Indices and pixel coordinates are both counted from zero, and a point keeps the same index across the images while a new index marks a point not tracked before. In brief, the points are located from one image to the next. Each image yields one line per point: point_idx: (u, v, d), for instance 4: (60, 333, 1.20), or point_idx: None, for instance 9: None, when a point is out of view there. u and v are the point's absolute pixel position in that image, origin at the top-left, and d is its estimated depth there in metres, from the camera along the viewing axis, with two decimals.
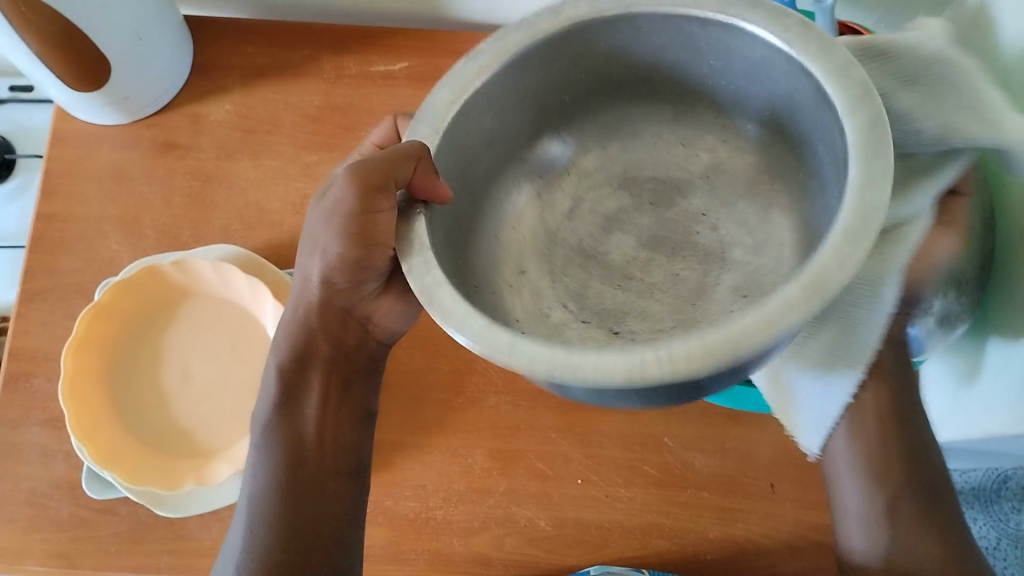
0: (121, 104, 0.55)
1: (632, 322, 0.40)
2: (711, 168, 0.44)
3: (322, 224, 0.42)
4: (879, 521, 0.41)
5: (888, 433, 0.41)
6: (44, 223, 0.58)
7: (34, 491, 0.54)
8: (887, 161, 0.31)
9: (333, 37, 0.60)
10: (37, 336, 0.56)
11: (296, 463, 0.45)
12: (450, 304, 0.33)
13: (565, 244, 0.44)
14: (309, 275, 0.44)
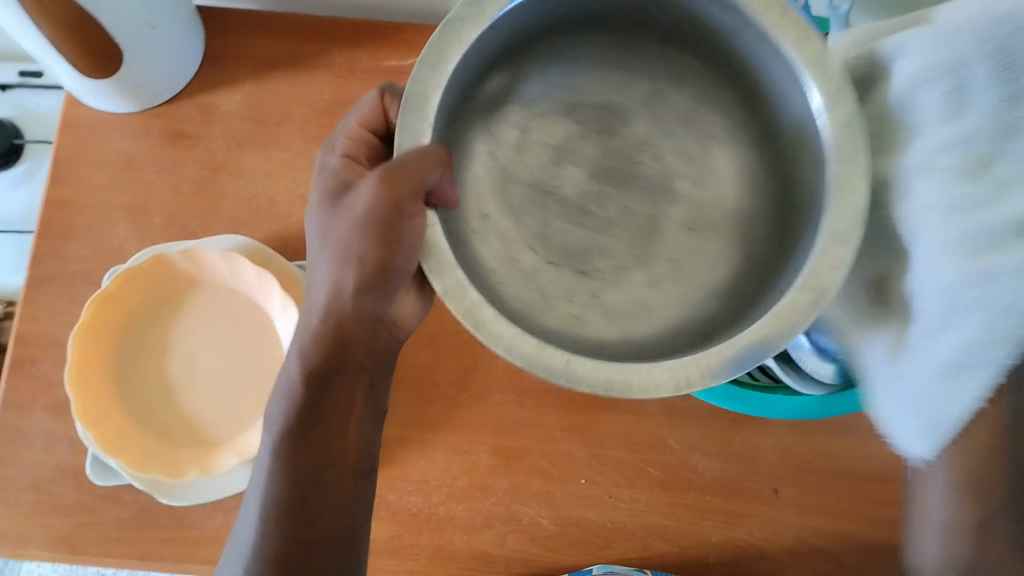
0: (131, 91, 0.55)
1: (599, 263, 0.41)
2: (651, 95, 0.43)
3: (342, 234, 0.41)
4: (965, 534, 0.32)
5: (1010, 461, 0.30)
6: (53, 208, 0.58)
7: (38, 477, 0.54)
8: (861, 160, 0.34)
9: (346, 30, 0.59)
10: (44, 322, 0.56)
11: (312, 464, 0.43)
12: (497, 326, 0.34)
13: (518, 179, 0.42)
14: (335, 281, 0.42)
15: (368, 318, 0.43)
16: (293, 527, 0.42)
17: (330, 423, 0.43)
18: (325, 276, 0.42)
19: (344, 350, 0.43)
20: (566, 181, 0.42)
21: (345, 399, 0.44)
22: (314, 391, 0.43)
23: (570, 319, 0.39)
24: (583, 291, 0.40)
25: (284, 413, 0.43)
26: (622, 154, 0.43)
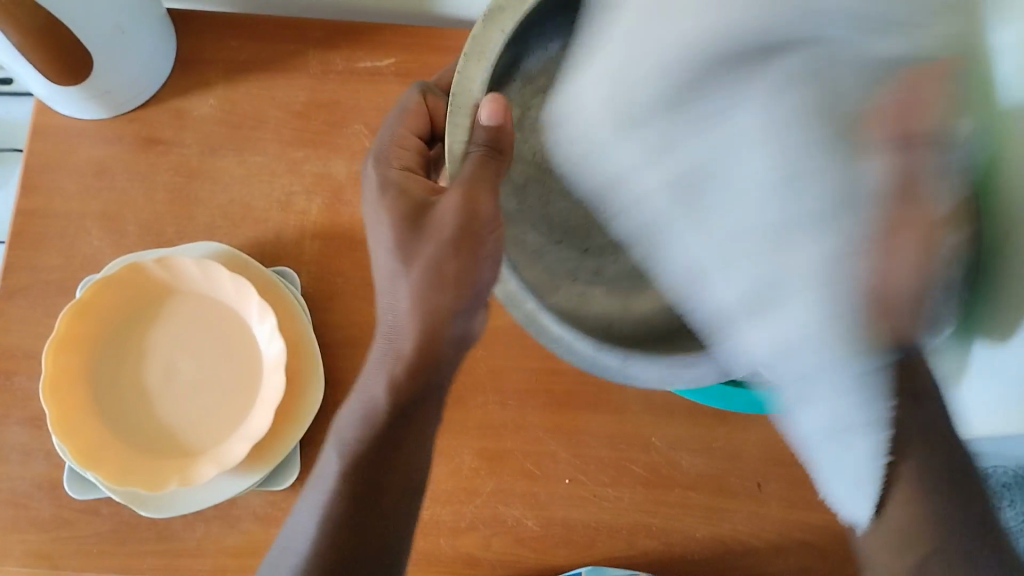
0: (102, 98, 0.55)
1: (596, 235, 0.50)
2: None
3: (417, 250, 0.42)
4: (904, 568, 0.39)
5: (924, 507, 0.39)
6: (23, 218, 0.57)
7: (15, 492, 0.53)
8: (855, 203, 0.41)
9: (320, 32, 0.59)
10: (17, 334, 0.55)
11: (364, 485, 0.41)
12: (554, 329, 0.43)
13: (525, 159, 0.50)
14: (402, 303, 0.42)
15: (446, 334, 0.42)
16: (346, 543, 0.40)
17: (399, 449, 0.42)
18: (410, 298, 0.42)
19: (427, 369, 0.42)
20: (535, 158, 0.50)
21: (412, 423, 0.43)
22: (390, 418, 0.42)
23: (578, 298, 0.48)
24: (585, 267, 0.50)
25: (352, 436, 0.42)
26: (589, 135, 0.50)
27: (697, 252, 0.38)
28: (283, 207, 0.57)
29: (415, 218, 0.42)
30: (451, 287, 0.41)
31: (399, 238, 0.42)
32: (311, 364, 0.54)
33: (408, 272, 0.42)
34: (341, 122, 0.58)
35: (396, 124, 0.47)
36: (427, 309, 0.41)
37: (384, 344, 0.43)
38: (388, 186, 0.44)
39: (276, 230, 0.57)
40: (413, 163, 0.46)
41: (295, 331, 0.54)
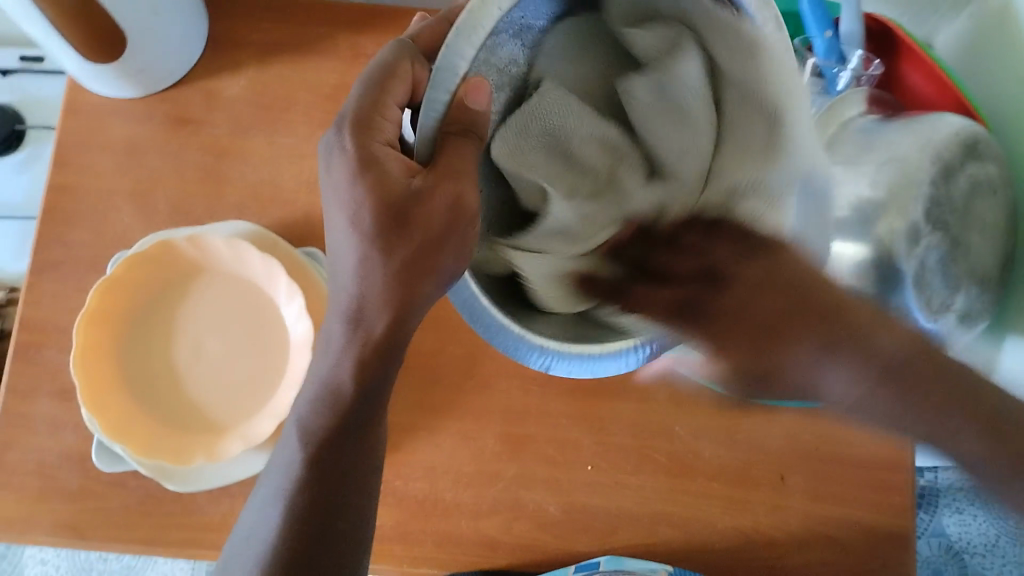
0: (135, 76, 0.55)
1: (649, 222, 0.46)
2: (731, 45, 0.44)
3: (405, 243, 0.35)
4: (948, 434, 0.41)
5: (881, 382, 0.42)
6: (56, 194, 0.57)
7: (43, 463, 0.54)
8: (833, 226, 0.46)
9: (352, 14, 0.59)
10: (48, 308, 0.56)
11: (330, 477, 0.42)
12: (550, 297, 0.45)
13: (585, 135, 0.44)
14: (359, 296, 0.37)
15: (419, 308, 0.38)
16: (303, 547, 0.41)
17: (361, 439, 0.43)
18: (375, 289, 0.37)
19: (390, 351, 0.40)
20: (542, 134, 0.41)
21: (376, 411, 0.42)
22: (359, 395, 0.40)
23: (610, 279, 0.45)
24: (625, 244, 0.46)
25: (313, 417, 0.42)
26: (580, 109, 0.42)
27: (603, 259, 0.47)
28: (312, 187, 0.57)
29: (392, 210, 0.36)
30: (412, 289, 0.37)
31: (378, 228, 0.36)
32: None
33: (387, 264, 0.36)
34: None
35: (379, 84, 0.38)
36: (393, 298, 0.37)
37: (344, 321, 0.39)
38: (370, 165, 0.36)
39: (305, 212, 0.57)
40: (392, 137, 0.38)
41: (322, 311, 0.54)
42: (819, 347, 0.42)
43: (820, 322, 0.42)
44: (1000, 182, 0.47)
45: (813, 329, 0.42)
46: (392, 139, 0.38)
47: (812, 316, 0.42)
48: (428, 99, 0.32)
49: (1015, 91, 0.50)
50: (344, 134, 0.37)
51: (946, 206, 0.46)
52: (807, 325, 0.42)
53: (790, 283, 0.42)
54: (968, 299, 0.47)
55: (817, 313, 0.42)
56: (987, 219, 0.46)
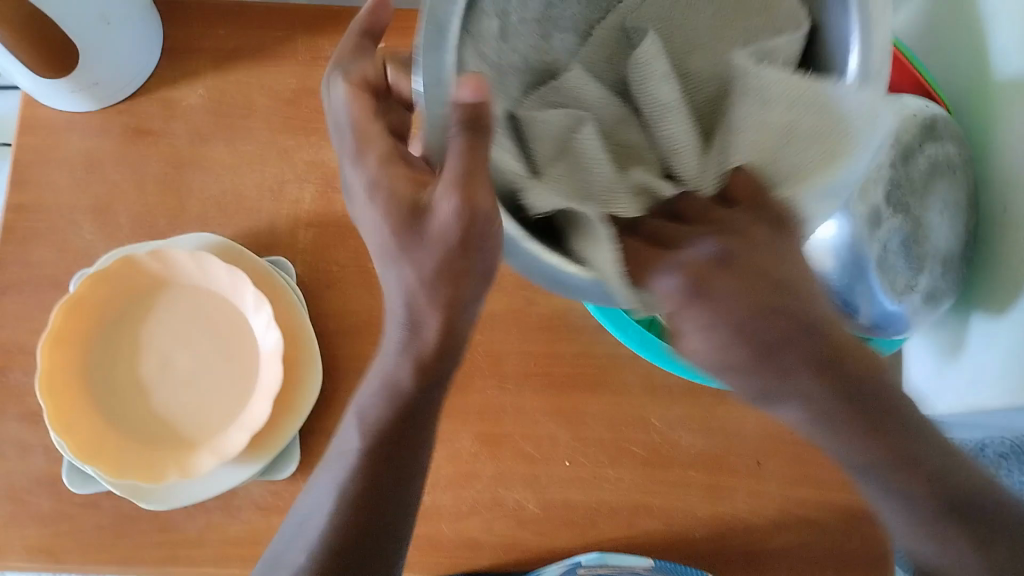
0: (90, 90, 0.54)
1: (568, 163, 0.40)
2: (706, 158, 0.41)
3: (427, 245, 0.35)
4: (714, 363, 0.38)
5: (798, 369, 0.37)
6: (15, 213, 0.56)
7: (13, 486, 0.53)
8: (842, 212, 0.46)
9: (308, 18, 0.58)
10: (11, 329, 0.55)
11: (379, 479, 0.41)
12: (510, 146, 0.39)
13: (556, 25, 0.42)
14: (406, 296, 0.37)
15: (468, 314, 0.38)
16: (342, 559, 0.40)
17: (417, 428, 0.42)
18: (425, 288, 0.36)
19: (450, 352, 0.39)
20: (558, 51, 0.43)
21: (422, 426, 0.42)
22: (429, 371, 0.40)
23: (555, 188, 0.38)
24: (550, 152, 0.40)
25: (377, 406, 0.41)
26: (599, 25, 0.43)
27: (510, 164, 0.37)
28: (275, 195, 0.56)
29: (408, 222, 0.35)
30: (456, 297, 0.36)
31: (398, 240, 0.36)
32: (307, 351, 0.54)
33: (418, 269, 0.35)
34: None
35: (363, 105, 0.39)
36: (441, 296, 0.36)
37: (401, 329, 0.39)
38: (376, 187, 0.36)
39: (269, 220, 0.56)
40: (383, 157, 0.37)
41: (293, 322, 0.54)
42: (731, 324, 0.36)
43: (770, 319, 0.37)
44: (958, 160, 0.47)
45: (768, 337, 0.37)
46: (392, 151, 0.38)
47: (772, 333, 0.37)
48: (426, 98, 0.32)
49: (976, 74, 0.50)
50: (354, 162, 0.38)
51: (905, 186, 0.46)
52: (762, 309, 0.36)
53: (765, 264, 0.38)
54: (933, 278, 0.47)
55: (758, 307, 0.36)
56: (947, 198, 0.47)
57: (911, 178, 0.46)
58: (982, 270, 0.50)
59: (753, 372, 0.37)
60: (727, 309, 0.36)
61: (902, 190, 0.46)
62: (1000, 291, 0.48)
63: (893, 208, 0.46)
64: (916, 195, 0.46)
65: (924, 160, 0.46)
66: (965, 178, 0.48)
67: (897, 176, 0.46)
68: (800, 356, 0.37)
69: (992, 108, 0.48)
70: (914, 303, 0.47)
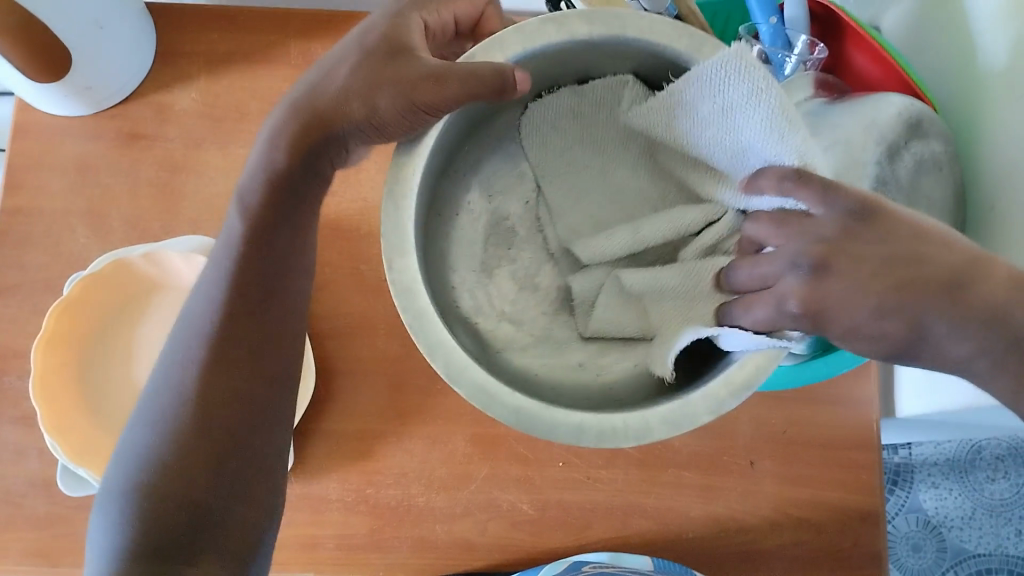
0: (83, 94, 0.55)
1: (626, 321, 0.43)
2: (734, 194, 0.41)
3: (372, 74, 0.39)
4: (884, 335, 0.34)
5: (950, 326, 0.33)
6: (10, 218, 0.57)
7: (8, 490, 0.54)
8: None
9: (302, 22, 0.58)
10: (5, 334, 0.55)
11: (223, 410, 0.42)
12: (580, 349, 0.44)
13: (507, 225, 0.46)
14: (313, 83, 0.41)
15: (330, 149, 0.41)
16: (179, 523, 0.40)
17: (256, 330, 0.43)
18: (337, 83, 0.40)
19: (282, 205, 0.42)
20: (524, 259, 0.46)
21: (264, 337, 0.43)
22: (281, 188, 0.42)
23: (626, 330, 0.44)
24: (609, 323, 0.44)
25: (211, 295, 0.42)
26: (525, 230, 0.46)
27: (583, 353, 0.44)
28: None
29: (385, 53, 0.39)
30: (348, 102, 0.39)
31: (370, 52, 0.40)
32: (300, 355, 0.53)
33: (348, 84, 0.39)
34: None
35: None
36: (317, 114, 0.40)
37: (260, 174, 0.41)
38: (398, 15, 0.41)
39: None
40: (433, 26, 0.43)
41: None
42: (871, 311, 0.33)
43: (906, 295, 0.33)
44: (945, 160, 0.48)
45: (915, 301, 0.33)
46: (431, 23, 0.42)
47: (913, 310, 0.33)
48: (502, 40, 0.38)
49: (965, 76, 0.50)
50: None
51: (892, 185, 0.46)
52: (891, 290, 0.33)
53: (892, 238, 0.34)
54: None
55: (888, 292, 0.33)
56: (934, 195, 0.47)
57: (898, 173, 0.46)
58: None
59: (908, 347, 0.34)
60: (853, 299, 0.33)
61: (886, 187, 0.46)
62: None
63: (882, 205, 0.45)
64: (905, 191, 0.46)
65: (915, 161, 0.46)
66: (953, 178, 0.48)
67: (883, 173, 0.46)
68: (947, 313, 0.33)
69: (982, 108, 0.48)
70: None
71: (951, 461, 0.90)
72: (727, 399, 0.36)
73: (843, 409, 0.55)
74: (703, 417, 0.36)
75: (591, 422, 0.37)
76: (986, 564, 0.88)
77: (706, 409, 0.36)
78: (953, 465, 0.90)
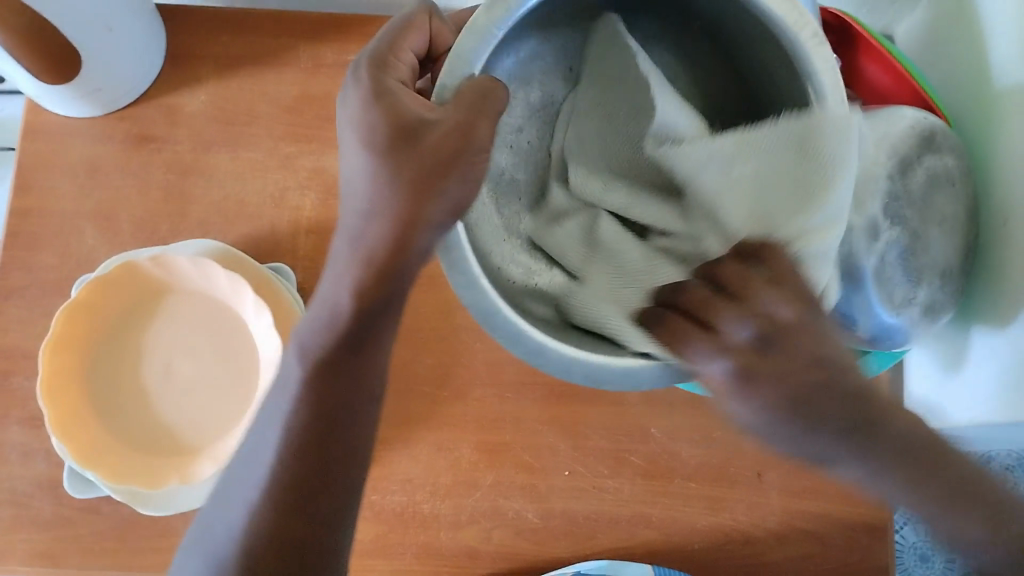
0: (94, 95, 0.55)
1: (568, 259, 0.45)
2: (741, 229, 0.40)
3: (404, 162, 0.35)
4: (769, 425, 0.35)
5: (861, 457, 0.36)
6: (19, 219, 0.57)
7: (14, 491, 0.54)
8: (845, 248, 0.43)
9: (312, 25, 0.58)
10: (14, 334, 0.55)
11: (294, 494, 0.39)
12: (528, 260, 0.46)
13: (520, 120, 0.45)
14: (353, 218, 0.36)
15: (410, 262, 0.37)
16: None
17: (340, 412, 0.39)
18: (382, 203, 0.36)
19: (366, 327, 0.38)
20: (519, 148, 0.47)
21: (346, 416, 0.39)
22: (355, 330, 0.37)
23: (564, 255, 0.45)
24: (560, 250, 0.45)
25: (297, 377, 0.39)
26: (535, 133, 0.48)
27: (521, 258, 0.45)
28: (277, 202, 0.56)
29: (400, 135, 0.35)
30: (420, 207, 0.35)
31: (385, 148, 0.35)
32: None
33: (394, 189, 0.35)
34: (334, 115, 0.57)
35: (394, 33, 0.39)
36: (385, 242, 0.36)
37: (324, 311, 0.38)
38: (383, 94, 0.36)
39: (271, 227, 0.57)
40: (406, 78, 0.39)
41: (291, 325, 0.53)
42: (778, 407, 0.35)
43: (813, 401, 0.35)
44: (958, 173, 0.48)
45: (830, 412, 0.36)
46: (405, 78, 0.38)
47: (820, 416, 0.35)
48: (462, 43, 0.36)
49: (976, 90, 0.50)
50: (359, 72, 0.37)
51: (904, 199, 0.45)
52: (801, 400, 0.35)
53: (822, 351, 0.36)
54: (932, 290, 0.47)
55: (804, 389, 0.35)
56: (947, 210, 0.47)
57: (913, 183, 0.46)
58: (981, 287, 0.50)
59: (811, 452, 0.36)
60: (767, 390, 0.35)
61: (897, 202, 0.45)
62: (996, 306, 0.49)
63: (896, 220, 0.45)
64: (920, 204, 0.46)
65: (936, 178, 0.47)
66: (965, 192, 0.48)
67: (894, 187, 0.45)
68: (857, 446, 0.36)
69: (995, 121, 0.48)
70: (908, 307, 0.46)
71: None
72: (630, 377, 0.38)
73: None
74: (590, 377, 0.38)
75: (553, 348, 0.38)
76: None
77: (593, 374, 0.38)
78: None
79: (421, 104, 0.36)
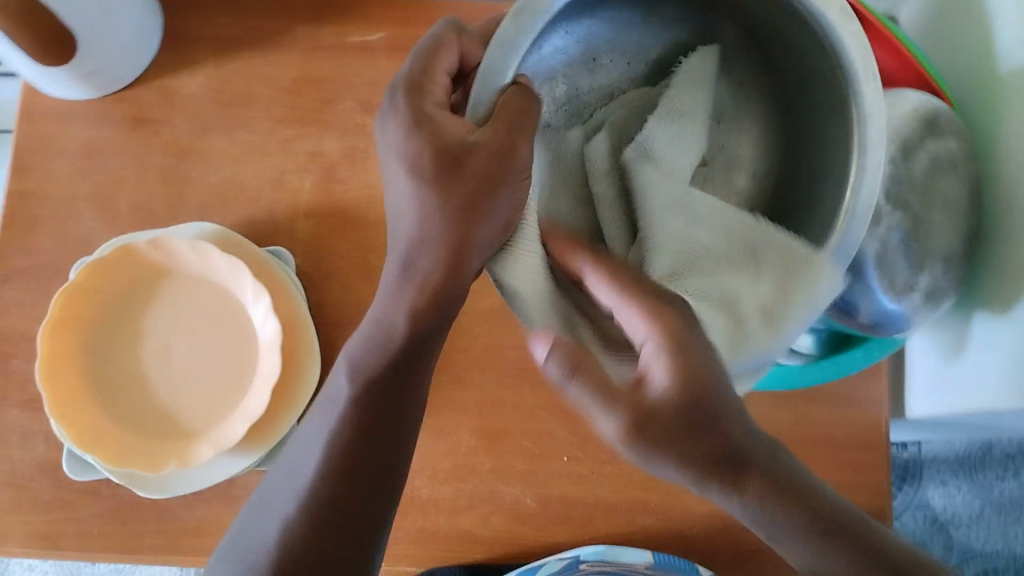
0: (91, 77, 0.54)
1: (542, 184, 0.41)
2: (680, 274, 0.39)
3: (453, 198, 0.35)
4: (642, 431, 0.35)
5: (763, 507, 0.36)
6: (17, 201, 0.57)
7: (12, 473, 0.54)
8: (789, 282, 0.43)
9: (310, 7, 0.58)
10: (12, 316, 0.55)
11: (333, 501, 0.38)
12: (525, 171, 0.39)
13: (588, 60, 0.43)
14: (405, 243, 0.37)
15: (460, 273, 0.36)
16: None
17: (378, 414, 0.39)
18: (435, 231, 0.36)
19: (418, 341, 0.38)
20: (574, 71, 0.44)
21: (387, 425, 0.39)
22: (404, 347, 0.38)
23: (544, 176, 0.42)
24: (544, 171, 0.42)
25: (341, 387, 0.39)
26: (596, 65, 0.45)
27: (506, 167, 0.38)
28: (276, 185, 0.56)
29: (444, 167, 0.35)
30: (470, 230, 0.35)
31: (433, 180, 0.35)
32: (305, 343, 0.53)
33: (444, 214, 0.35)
34: (333, 98, 0.57)
35: (427, 54, 0.38)
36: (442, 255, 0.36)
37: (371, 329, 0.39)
38: (423, 123, 0.36)
39: (270, 210, 0.56)
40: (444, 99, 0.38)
41: (290, 310, 0.53)
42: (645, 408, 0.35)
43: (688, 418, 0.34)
44: (961, 157, 0.47)
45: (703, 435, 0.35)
46: (444, 101, 0.37)
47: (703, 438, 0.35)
48: (492, 59, 0.35)
49: (979, 74, 0.50)
50: (397, 99, 0.37)
51: (905, 183, 0.46)
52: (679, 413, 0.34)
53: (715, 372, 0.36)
54: (934, 276, 0.47)
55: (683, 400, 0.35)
56: (950, 195, 0.46)
57: (914, 168, 0.46)
58: (983, 271, 0.50)
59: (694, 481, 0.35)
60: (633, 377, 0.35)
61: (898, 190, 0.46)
62: (997, 292, 0.49)
63: (896, 205, 0.46)
64: (923, 189, 0.46)
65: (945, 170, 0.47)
66: (968, 176, 0.47)
67: (898, 173, 0.46)
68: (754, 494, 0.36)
69: (997, 106, 0.48)
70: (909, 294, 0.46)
71: (960, 457, 0.89)
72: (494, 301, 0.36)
73: (855, 408, 0.54)
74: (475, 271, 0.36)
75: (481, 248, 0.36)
76: (993, 562, 0.88)
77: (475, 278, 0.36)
78: (963, 461, 0.89)
79: (460, 127, 0.35)
